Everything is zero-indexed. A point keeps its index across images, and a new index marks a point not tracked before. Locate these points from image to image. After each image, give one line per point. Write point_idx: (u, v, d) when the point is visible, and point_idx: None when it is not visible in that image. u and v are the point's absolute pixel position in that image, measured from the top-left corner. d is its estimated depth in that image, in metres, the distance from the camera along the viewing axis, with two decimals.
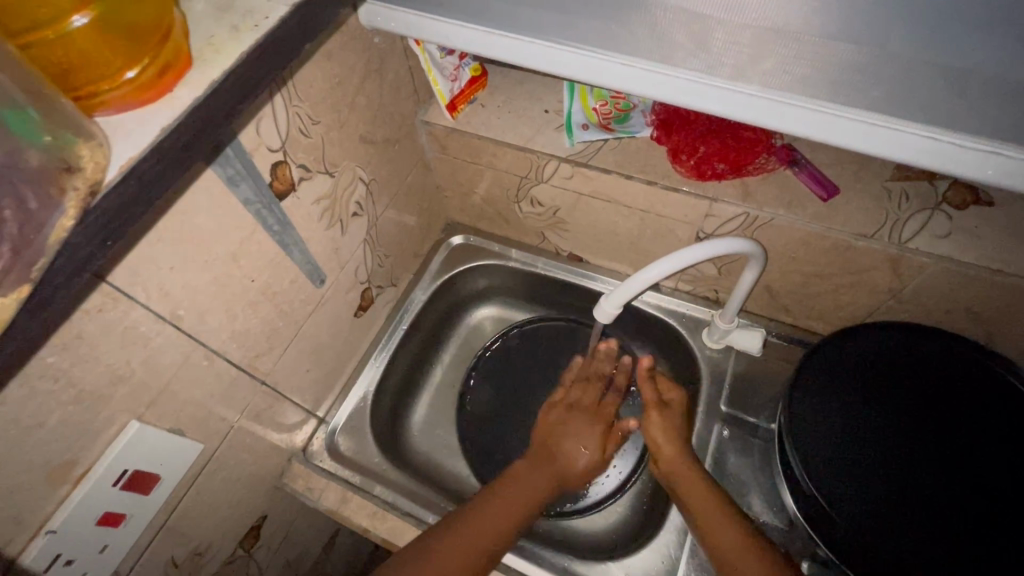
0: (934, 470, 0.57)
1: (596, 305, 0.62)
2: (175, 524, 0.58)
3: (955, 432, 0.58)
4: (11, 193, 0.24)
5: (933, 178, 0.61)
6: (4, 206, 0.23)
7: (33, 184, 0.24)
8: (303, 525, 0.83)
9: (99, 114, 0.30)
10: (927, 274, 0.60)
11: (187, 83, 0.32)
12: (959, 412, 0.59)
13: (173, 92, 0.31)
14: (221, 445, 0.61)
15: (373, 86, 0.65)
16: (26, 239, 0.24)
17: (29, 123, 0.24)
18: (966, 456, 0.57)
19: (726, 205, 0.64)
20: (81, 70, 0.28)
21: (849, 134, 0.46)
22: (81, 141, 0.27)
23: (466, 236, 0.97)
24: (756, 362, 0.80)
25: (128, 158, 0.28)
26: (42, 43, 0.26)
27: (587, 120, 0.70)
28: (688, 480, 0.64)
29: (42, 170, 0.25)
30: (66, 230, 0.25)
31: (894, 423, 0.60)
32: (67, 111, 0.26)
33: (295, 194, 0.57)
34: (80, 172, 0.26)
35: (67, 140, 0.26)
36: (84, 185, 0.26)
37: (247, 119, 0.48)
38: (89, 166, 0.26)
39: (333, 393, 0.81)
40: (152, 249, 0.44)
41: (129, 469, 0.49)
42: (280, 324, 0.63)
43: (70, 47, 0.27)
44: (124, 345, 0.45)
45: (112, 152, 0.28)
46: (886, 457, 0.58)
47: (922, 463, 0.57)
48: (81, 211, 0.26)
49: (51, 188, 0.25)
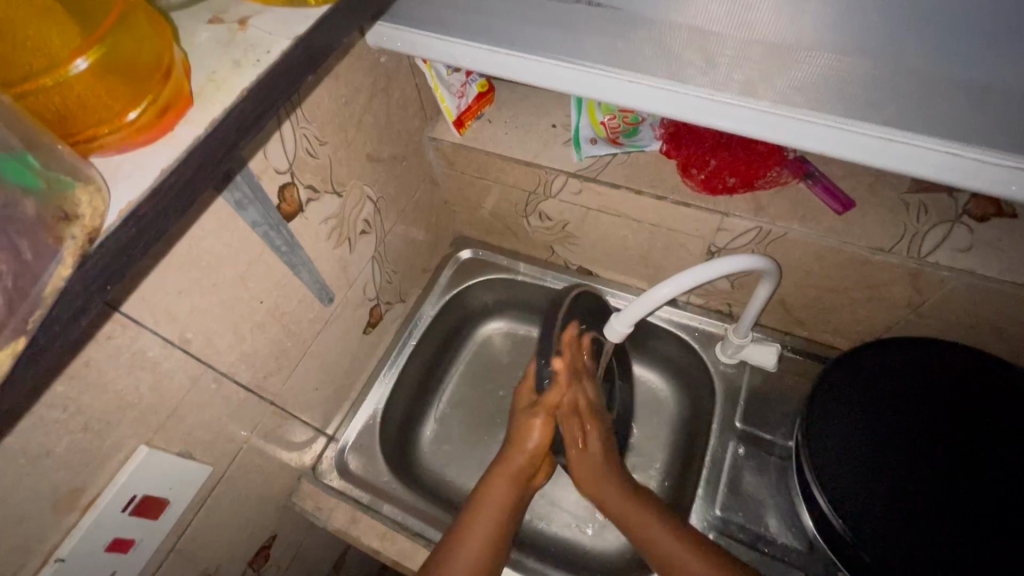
0: (958, 492, 0.55)
1: (607, 323, 0.61)
2: (184, 547, 0.58)
3: (980, 453, 0.56)
4: (5, 245, 0.21)
5: (953, 190, 0.59)
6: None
7: (29, 234, 0.21)
8: (312, 543, 0.83)
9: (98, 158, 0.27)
10: (949, 288, 0.58)
11: (188, 121, 0.29)
12: (987, 433, 0.57)
13: (174, 131, 0.28)
14: (231, 465, 0.61)
15: (380, 104, 0.65)
16: (21, 291, 0.21)
17: (28, 169, 0.22)
18: (994, 478, 0.55)
19: (738, 219, 0.63)
20: (77, 118, 0.26)
21: (860, 150, 0.45)
22: (80, 186, 0.24)
23: (474, 250, 0.96)
24: (771, 377, 0.78)
25: (128, 203, 0.25)
26: (41, 91, 0.24)
27: (595, 134, 0.69)
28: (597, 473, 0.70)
29: (38, 218, 0.22)
30: (63, 280, 0.22)
31: (916, 441, 0.58)
32: (64, 156, 0.24)
33: (303, 214, 0.57)
34: (79, 219, 0.23)
35: (65, 186, 0.23)
36: (83, 233, 0.23)
37: (254, 143, 0.48)
38: (87, 213, 0.23)
39: (342, 411, 0.81)
40: (159, 275, 0.44)
41: (138, 494, 0.48)
42: (288, 344, 0.63)
43: (68, 94, 0.25)
44: (131, 372, 0.45)
45: (112, 198, 0.25)
46: (907, 477, 0.57)
47: (945, 484, 0.56)
48: (79, 262, 0.23)
49: (48, 238, 0.22)
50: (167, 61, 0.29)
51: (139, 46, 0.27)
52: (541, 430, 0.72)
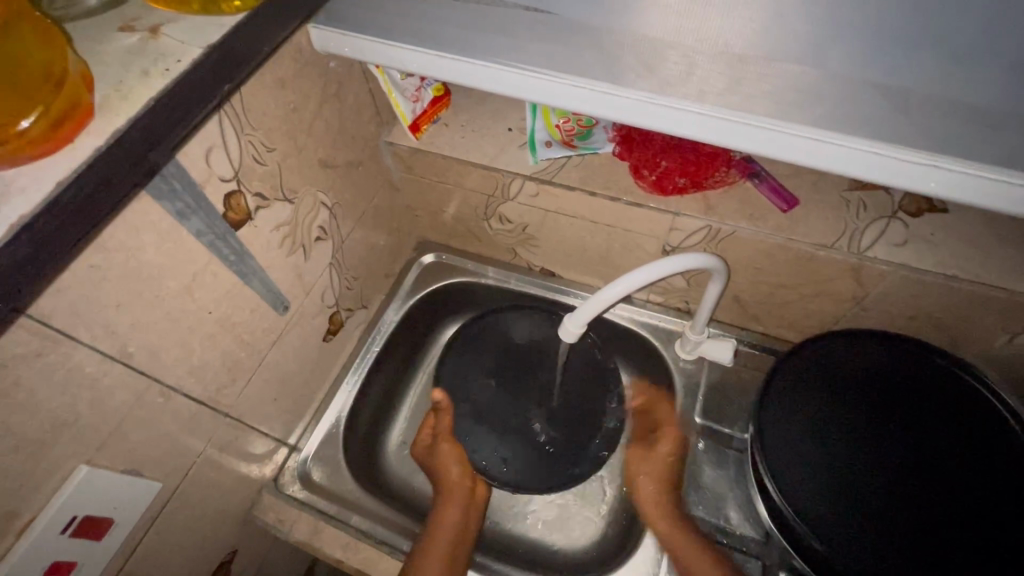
0: (927, 498, 0.56)
1: (561, 324, 0.61)
2: (135, 568, 0.56)
3: (951, 460, 0.57)
4: None
5: (889, 188, 0.62)
6: None
7: None
8: (276, 556, 0.81)
9: None
10: (888, 281, 0.61)
11: (88, 133, 0.31)
12: (957, 440, 0.58)
13: (73, 143, 0.30)
14: (183, 481, 0.59)
15: (332, 110, 0.65)
16: None
17: None
18: (962, 487, 0.56)
19: (689, 218, 0.65)
20: None
21: (807, 155, 0.45)
22: None
23: (438, 254, 0.96)
24: (729, 372, 0.80)
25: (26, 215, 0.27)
26: None
27: (550, 137, 0.71)
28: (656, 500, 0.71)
29: None
30: None
31: (890, 444, 0.59)
32: None
33: (252, 222, 0.57)
34: None
35: None
36: None
37: (195, 152, 0.48)
38: None
39: (305, 421, 0.79)
40: (96, 287, 0.43)
41: (79, 515, 0.47)
42: (242, 354, 0.62)
43: None
44: (67, 388, 0.43)
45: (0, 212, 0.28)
46: (879, 480, 0.58)
47: (914, 489, 0.57)
48: None
49: None
50: (60, 69, 0.30)
51: (25, 57, 0.28)
52: (455, 460, 0.78)
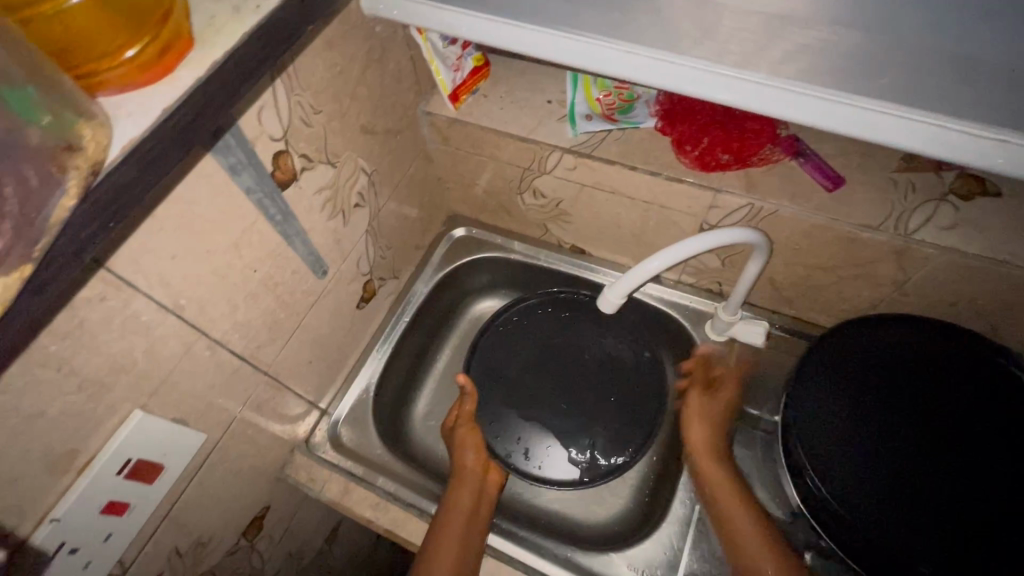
0: (966, 487, 0.55)
1: (601, 296, 0.61)
2: (178, 515, 0.58)
3: (992, 449, 0.56)
4: (14, 169, 0.25)
5: (939, 170, 0.60)
6: (8, 182, 0.25)
7: (35, 161, 0.26)
8: (304, 516, 0.84)
9: (105, 93, 0.32)
10: (934, 265, 0.60)
11: (188, 64, 0.34)
12: (999, 426, 0.57)
13: (175, 73, 0.34)
14: (223, 435, 0.61)
15: (375, 75, 0.65)
16: (28, 218, 0.25)
17: (29, 103, 0.26)
18: (1013, 475, 0.54)
19: (730, 195, 0.64)
20: (85, 48, 0.30)
21: (871, 127, 0.42)
22: (83, 121, 0.28)
23: (468, 228, 0.96)
24: (758, 355, 0.80)
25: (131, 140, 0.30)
26: (42, 19, 0.28)
27: (590, 111, 0.70)
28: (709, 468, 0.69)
29: (42, 147, 0.26)
30: (67, 209, 0.27)
31: (928, 433, 0.58)
32: (68, 89, 0.28)
33: (296, 184, 0.57)
34: (81, 151, 0.28)
35: (71, 119, 0.28)
36: (85, 164, 0.28)
37: (248, 109, 0.48)
38: (90, 146, 0.28)
39: (336, 385, 0.81)
40: (154, 238, 0.44)
41: (132, 458, 0.48)
42: (282, 315, 0.63)
43: (70, 24, 0.29)
44: (125, 334, 0.44)
45: (114, 131, 0.31)
46: (917, 468, 0.57)
47: (953, 477, 0.56)
48: (80, 195, 0.27)
49: (53, 166, 0.26)
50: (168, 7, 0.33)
51: None
52: (472, 449, 0.77)
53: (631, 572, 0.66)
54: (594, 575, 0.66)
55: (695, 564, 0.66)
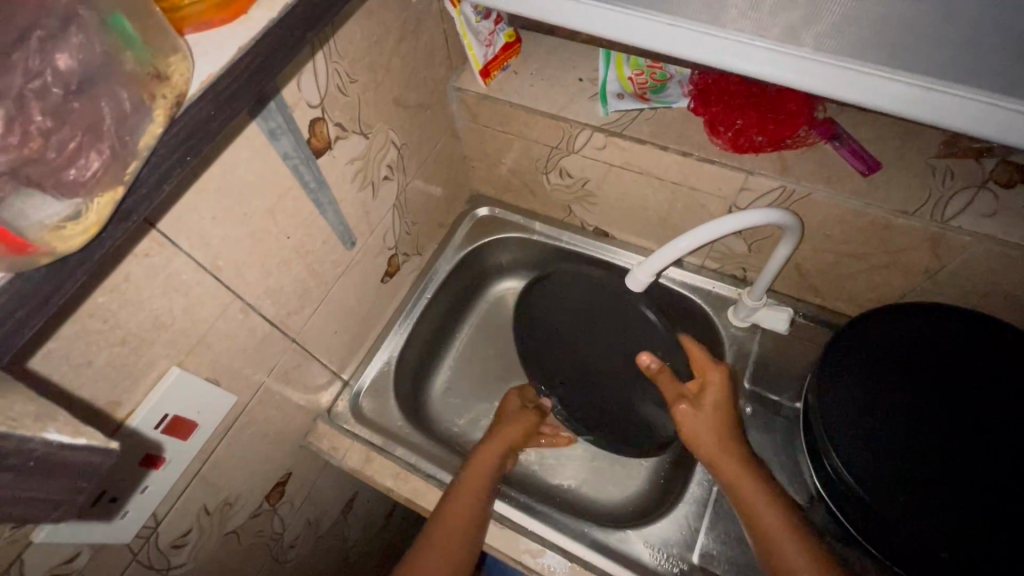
0: (968, 463, 0.55)
1: (629, 272, 0.63)
2: (207, 473, 0.59)
3: (996, 429, 0.56)
4: (110, 93, 0.27)
5: (980, 157, 0.59)
6: (106, 103, 0.26)
7: (129, 87, 0.27)
8: (323, 484, 0.85)
9: (186, 31, 0.33)
10: (969, 253, 0.59)
11: (261, 6, 0.34)
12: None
13: (248, 13, 0.33)
14: (252, 399, 0.62)
15: (409, 47, 0.64)
16: (122, 140, 0.26)
17: (123, 27, 0.26)
18: None
19: (762, 177, 0.63)
20: None
21: (914, 105, 0.43)
22: (170, 54, 0.29)
23: (491, 208, 0.96)
24: (780, 342, 0.79)
25: (207, 75, 0.30)
26: None
27: (622, 90, 0.70)
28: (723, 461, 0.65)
29: (133, 73, 0.27)
30: (154, 133, 0.27)
31: (933, 410, 0.58)
32: (161, 22, 0.28)
33: (331, 152, 0.58)
34: (168, 81, 0.28)
35: (160, 50, 0.28)
36: (170, 94, 0.28)
37: (289, 74, 0.49)
38: (176, 77, 0.29)
39: (358, 358, 0.82)
40: (197, 197, 0.44)
41: (169, 414, 0.50)
42: (311, 284, 0.64)
43: None
44: (166, 291, 0.45)
45: (198, 68, 0.30)
46: (918, 444, 0.57)
47: (955, 454, 0.56)
48: (166, 122, 0.28)
49: (143, 93, 0.27)
50: None
51: None
52: (518, 426, 0.79)
53: (647, 548, 0.67)
54: (610, 550, 0.67)
55: (711, 544, 0.67)
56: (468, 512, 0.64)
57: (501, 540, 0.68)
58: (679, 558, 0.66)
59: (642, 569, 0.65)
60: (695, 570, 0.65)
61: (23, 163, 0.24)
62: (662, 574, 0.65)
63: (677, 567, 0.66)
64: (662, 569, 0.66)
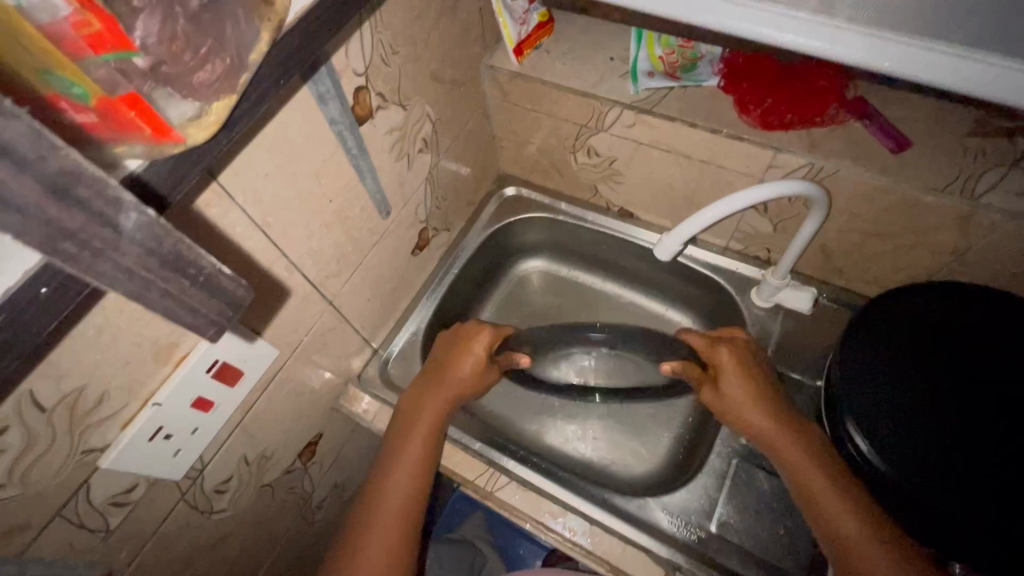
0: (968, 443, 0.55)
1: (659, 243, 0.65)
2: (248, 424, 0.63)
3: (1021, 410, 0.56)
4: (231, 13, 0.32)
5: (1013, 136, 0.59)
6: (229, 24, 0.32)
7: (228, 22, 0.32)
8: (350, 449, 0.89)
9: None
10: (999, 232, 0.59)
11: None
12: None
13: None
14: (291, 357, 0.65)
15: (447, 22, 0.67)
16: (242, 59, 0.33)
17: None
18: None
19: (791, 155, 0.64)
20: None
21: (949, 75, 0.43)
22: None
23: (518, 188, 0.98)
24: (803, 323, 0.80)
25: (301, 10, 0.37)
26: None
27: (652, 69, 0.71)
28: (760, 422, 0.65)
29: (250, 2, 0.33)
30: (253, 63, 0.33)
31: (951, 388, 0.58)
32: None
33: (372, 121, 0.60)
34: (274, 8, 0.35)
35: None
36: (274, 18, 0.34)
37: (339, 42, 0.51)
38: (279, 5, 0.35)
39: (387, 327, 0.85)
40: (253, 153, 0.48)
41: (220, 359, 0.53)
42: (349, 249, 0.67)
43: None
44: (223, 241, 0.49)
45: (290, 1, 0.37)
46: (926, 414, 0.57)
47: (958, 432, 0.56)
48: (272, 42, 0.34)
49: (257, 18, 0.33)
50: None
51: None
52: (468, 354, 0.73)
53: (666, 516, 0.69)
54: (629, 516, 0.69)
55: (729, 513, 0.68)
56: (424, 452, 0.66)
57: (524, 502, 0.70)
58: (697, 527, 0.68)
59: (661, 535, 0.67)
60: (713, 539, 0.67)
61: (170, 56, 0.29)
62: (681, 541, 0.67)
63: (695, 534, 0.67)
64: (680, 536, 0.67)
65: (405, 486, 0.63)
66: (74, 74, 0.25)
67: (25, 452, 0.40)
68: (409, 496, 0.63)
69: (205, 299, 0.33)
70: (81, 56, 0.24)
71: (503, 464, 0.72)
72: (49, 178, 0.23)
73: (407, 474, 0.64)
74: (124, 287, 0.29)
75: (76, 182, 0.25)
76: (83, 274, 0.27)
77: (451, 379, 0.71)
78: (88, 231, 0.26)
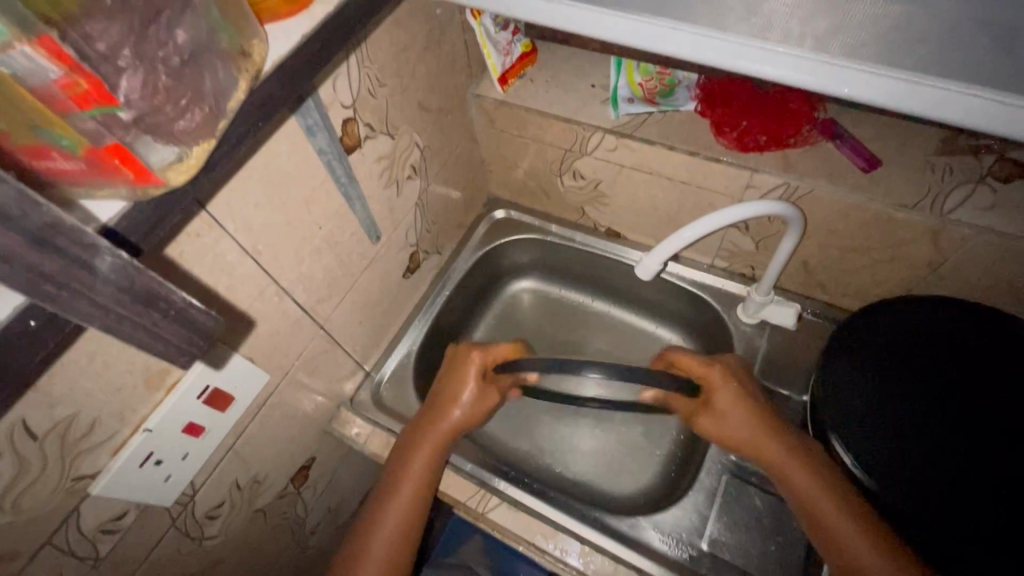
0: (951, 454, 0.56)
1: (639, 265, 0.67)
2: (240, 448, 0.63)
3: (993, 419, 0.57)
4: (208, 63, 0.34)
5: (979, 153, 0.62)
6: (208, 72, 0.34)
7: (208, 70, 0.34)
8: (344, 472, 0.89)
9: (267, 21, 0.41)
10: (970, 246, 0.61)
11: (307, 9, 0.42)
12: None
13: (310, 7, 0.42)
14: (283, 381, 0.66)
15: (433, 55, 0.70)
16: (220, 104, 0.35)
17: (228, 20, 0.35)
18: None
19: (767, 174, 0.66)
20: None
21: (906, 100, 0.44)
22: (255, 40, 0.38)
23: (507, 210, 1.00)
24: (789, 338, 0.81)
25: (279, 54, 0.40)
26: None
27: (632, 95, 0.74)
28: (770, 457, 0.61)
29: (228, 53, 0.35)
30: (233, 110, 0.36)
31: (944, 408, 0.59)
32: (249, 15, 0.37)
33: (360, 150, 0.63)
34: (250, 57, 0.37)
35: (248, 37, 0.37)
36: (250, 67, 0.37)
37: (326, 76, 0.54)
38: (256, 53, 0.38)
39: (379, 350, 0.86)
40: (242, 184, 0.49)
41: (210, 385, 0.54)
42: (340, 273, 0.69)
43: None
44: (214, 269, 0.50)
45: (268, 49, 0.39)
46: (922, 435, 0.57)
47: (941, 445, 0.57)
48: (249, 87, 0.37)
49: (234, 67, 0.36)
50: None
51: None
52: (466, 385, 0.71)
53: (658, 535, 0.69)
54: (621, 536, 0.69)
55: (721, 531, 0.68)
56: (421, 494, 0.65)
57: (516, 523, 0.70)
58: (688, 544, 0.68)
59: (653, 554, 0.67)
60: (705, 556, 0.67)
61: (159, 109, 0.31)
62: (673, 560, 0.67)
63: (687, 552, 0.67)
64: (672, 555, 0.67)
65: (406, 537, 0.62)
66: (63, 129, 0.27)
67: (16, 480, 0.41)
68: (408, 542, 0.62)
69: (173, 333, 0.34)
70: (67, 114, 0.26)
71: (494, 484, 0.72)
72: (32, 229, 0.25)
73: (405, 520, 0.63)
74: (97, 321, 0.29)
75: (55, 232, 0.26)
76: (62, 312, 0.27)
77: (446, 419, 0.69)
78: (67, 274, 0.27)
